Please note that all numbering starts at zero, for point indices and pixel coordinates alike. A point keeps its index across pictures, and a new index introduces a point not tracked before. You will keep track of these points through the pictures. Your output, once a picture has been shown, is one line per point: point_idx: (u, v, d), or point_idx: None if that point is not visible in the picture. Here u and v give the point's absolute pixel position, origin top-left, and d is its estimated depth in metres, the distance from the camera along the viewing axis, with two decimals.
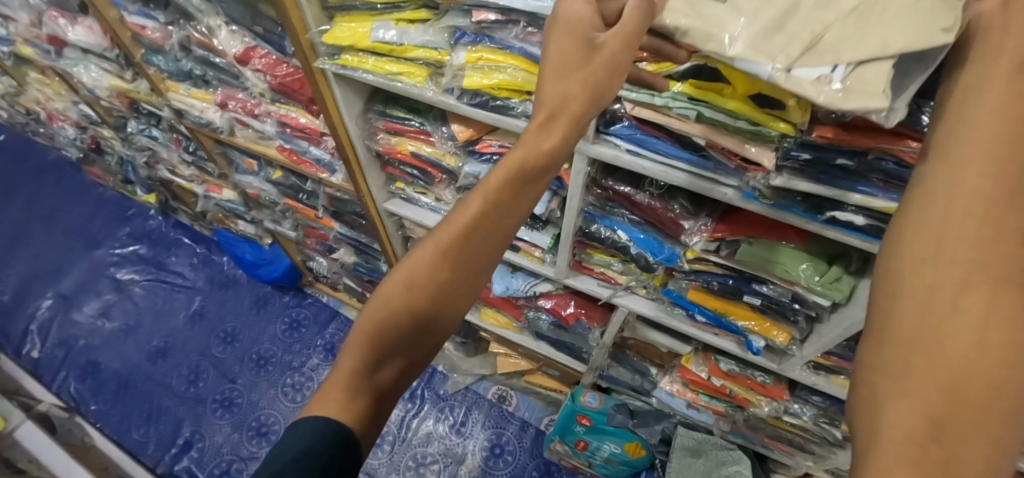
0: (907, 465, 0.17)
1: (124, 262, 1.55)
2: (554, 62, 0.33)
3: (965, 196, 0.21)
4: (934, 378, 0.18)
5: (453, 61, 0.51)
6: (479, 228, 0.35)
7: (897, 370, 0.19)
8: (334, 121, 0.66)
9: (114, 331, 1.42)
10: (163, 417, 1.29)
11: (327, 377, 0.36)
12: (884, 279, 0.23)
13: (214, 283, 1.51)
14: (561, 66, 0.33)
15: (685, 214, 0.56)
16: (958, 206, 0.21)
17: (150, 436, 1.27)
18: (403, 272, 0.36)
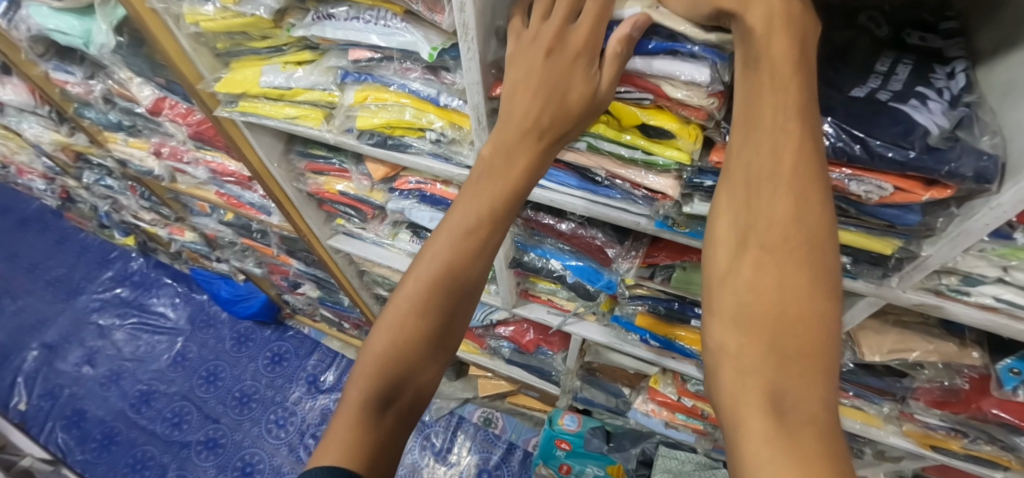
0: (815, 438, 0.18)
1: (107, 308, 1.55)
2: (562, 92, 0.32)
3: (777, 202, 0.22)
4: (789, 361, 0.19)
5: (343, 101, 0.48)
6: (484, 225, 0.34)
7: (775, 374, 0.19)
8: (256, 167, 0.63)
9: (99, 379, 1.42)
10: (148, 464, 1.28)
11: (336, 412, 0.31)
12: (747, 295, 0.21)
13: (196, 322, 1.51)
14: (565, 97, 0.33)
15: (610, 242, 0.53)
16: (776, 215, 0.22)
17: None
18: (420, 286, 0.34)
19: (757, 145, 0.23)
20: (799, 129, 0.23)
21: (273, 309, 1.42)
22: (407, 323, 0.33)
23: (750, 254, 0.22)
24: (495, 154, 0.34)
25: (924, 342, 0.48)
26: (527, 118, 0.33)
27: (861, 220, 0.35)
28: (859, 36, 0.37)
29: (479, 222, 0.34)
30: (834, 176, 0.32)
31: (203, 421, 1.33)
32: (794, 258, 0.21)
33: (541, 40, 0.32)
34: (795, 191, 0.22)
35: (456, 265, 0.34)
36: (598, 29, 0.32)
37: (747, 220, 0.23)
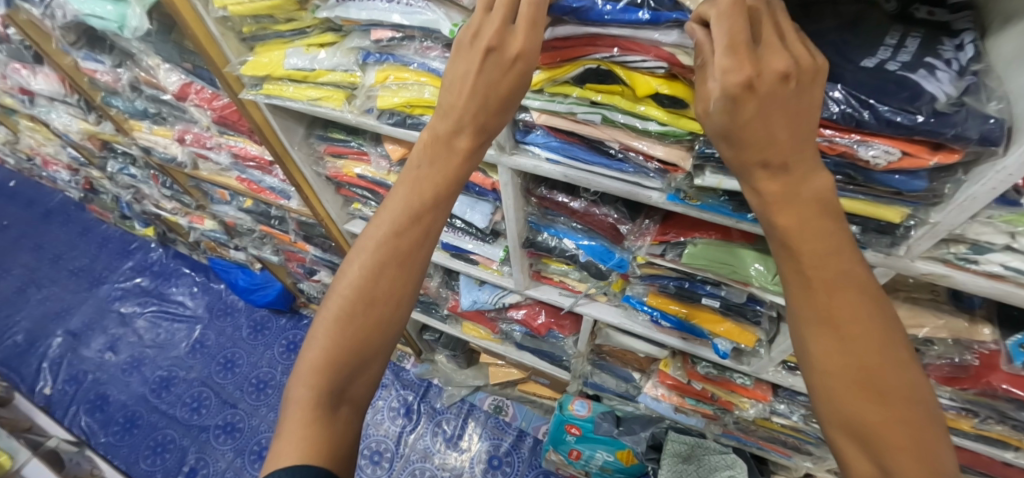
0: (916, 452, 0.25)
1: (128, 296, 1.60)
2: (497, 94, 0.34)
3: (816, 272, 0.28)
4: (881, 398, 0.26)
5: (364, 81, 0.50)
6: (419, 214, 0.37)
7: (878, 414, 0.26)
8: (277, 150, 0.65)
9: (122, 365, 1.46)
10: (170, 447, 1.31)
11: (283, 416, 0.34)
12: (822, 353, 0.27)
13: (214, 310, 1.55)
14: (501, 100, 0.34)
15: (622, 220, 0.54)
16: (821, 281, 0.28)
17: (156, 467, 1.29)
18: (367, 285, 0.36)
19: (780, 213, 0.28)
20: (812, 203, 0.28)
21: (287, 298, 1.45)
22: (355, 314, 0.36)
23: (818, 317, 0.28)
24: (434, 143, 0.36)
25: (933, 317, 0.48)
26: (465, 114, 0.35)
27: (870, 187, 0.36)
28: (868, 11, 0.38)
29: (422, 207, 0.36)
30: (843, 141, 0.33)
31: (221, 406, 1.37)
32: (852, 312, 0.27)
33: (482, 40, 0.32)
34: (832, 255, 0.27)
35: (403, 251, 0.36)
36: (534, 32, 0.32)
37: (804, 286, 0.28)
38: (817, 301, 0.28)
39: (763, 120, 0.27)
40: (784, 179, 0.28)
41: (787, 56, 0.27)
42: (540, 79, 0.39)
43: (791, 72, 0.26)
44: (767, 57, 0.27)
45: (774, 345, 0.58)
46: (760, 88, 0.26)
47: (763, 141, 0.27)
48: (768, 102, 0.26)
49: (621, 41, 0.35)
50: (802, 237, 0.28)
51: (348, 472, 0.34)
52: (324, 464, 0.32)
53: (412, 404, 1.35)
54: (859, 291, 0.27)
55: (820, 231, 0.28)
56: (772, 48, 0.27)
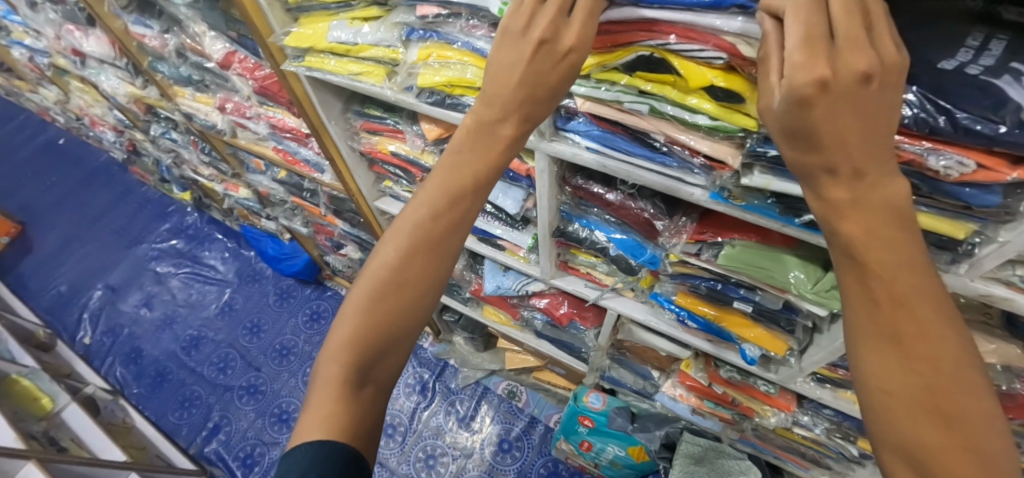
0: None
1: (164, 257, 1.65)
2: (547, 84, 0.33)
3: (880, 287, 0.26)
4: (947, 423, 0.24)
5: (406, 58, 0.49)
6: (455, 199, 0.36)
7: (941, 442, 0.24)
8: (313, 122, 0.66)
9: (156, 322, 1.53)
10: (197, 402, 1.38)
11: (310, 390, 0.34)
12: (880, 372, 0.26)
13: (242, 276, 1.60)
14: (551, 90, 0.33)
15: (658, 215, 0.53)
16: (888, 295, 0.26)
17: (184, 421, 1.35)
18: (399, 267, 0.36)
19: (851, 221, 0.26)
20: (888, 217, 0.26)
21: (314, 270, 1.49)
22: (386, 295, 0.36)
23: (880, 335, 0.26)
24: (476, 128, 0.36)
25: (984, 341, 0.46)
26: (510, 101, 0.34)
27: (935, 199, 0.34)
28: (949, 8, 0.35)
29: (461, 191, 0.36)
30: (911, 149, 0.31)
31: (247, 368, 1.42)
32: (920, 328, 0.25)
33: (535, 29, 0.32)
34: (904, 269, 0.26)
35: (437, 236, 0.36)
36: (591, 22, 0.32)
37: (869, 300, 0.27)
38: (881, 317, 0.26)
39: (835, 126, 0.24)
40: (856, 187, 0.26)
41: (871, 54, 0.24)
42: (587, 65, 0.38)
43: (874, 73, 0.24)
44: (849, 55, 0.24)
45: (805, 356, 0.56)
46: (833, 90, 0.24)
47: (837, 143, 0.25)
48: (841, 105, 0.24)
49: (677, 27, 0.33)
50: (871, 250, 0.26)
51: (372, 450, 0.35)
52: (348, 440, 0.33)
53: (427, 382, 1.37)
54: (929, 307, 0.25)
55: (894, 243, 0.26)
56: (856, 43, 0.24)
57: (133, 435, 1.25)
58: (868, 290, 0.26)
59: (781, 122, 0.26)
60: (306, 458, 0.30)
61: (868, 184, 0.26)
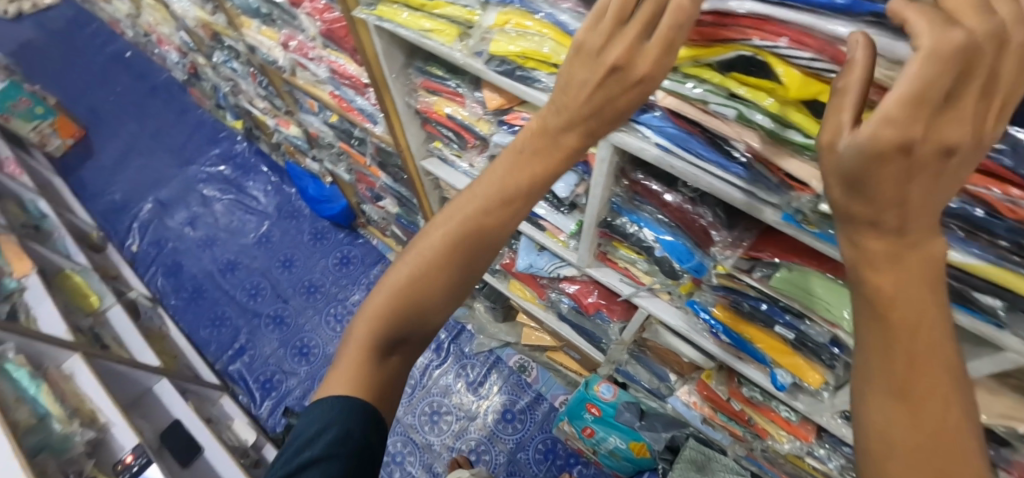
0: None
1: (211, 179, 1.71)
2: (615, 108, 0.32)
3: (904, 340, 0.25)
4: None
5: (482, 22, 0.48)
6: (506, 199, 0.37)
7: None
8: (375, 72, 0.65)
9: (196, 243, 1.60)
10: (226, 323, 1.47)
11: (341, 346, 0.38)
12: (886, 425, 0.25)
13: (281, 209, 1.64)
14: (615, 115, 0.33)
15: (716, 225, 0.50)
16: (907, 353, 0.25)
17: (214, 338, 1.45)
18: (444, 251, 0.38)
19: (878, 271, 0.24)
20: (919, 270, 0.24)
21: (349, 216, 1.52)
22: (427, 274, 0.38)
23: (891, 390, 0.25)
24: (541, 136, 0.36)
25: None
26: (573, 117, 0.34)
27: None
28: None
29: (513, 192, 0.37)
30: None
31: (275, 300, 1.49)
32: (931, 388, 0.25)
33: (609, 53, 0.30)
34: (930, 330, 0.24)
35: (485, 229, 0.38)
36: (668, 55, 0.29)
37: (885, 354, 0.25)
38: (896, 374, 0.25)
39: (902, 188, 0.22)
40: (896, 242, 0.24)
41: (969, 129, 0.21)
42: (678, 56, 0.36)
43: (959, 149, 0.21)
44: (946, 127, 0.20)
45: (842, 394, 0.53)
46: (914, 157, 0.21)
47: (883, 195, 0.22)
48: (916, 170, 0.21)
49: (791, 30, 0.30)
50: (899, 302, 0.24)
51: (392, 410, 0.38)
52: (369, 402, 0.36)
53: (443, 342, 1.41)
54: (944, 369, 0.25)
55: (927, 302, 0.24)
56: (960, 114, 0.20)
57: (167, 342, 1.34)
58: (876, 339, 0.25)
59: (840, 168, 0.22)
60: (333, 418, 0.34)
61: (898, 237, 0.24)
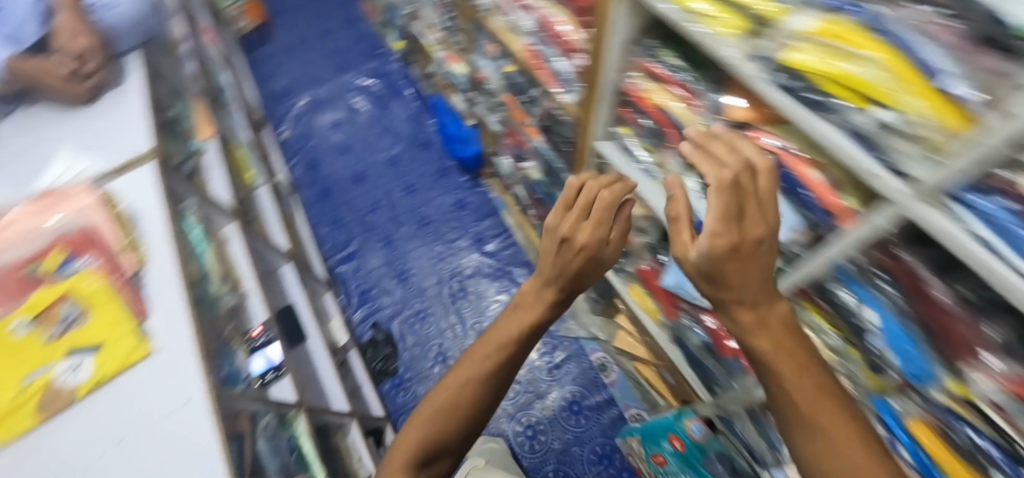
0: None
1: (374, 100, 1.99)
2: (569, 275, 0.59)
3: (806, 381, 0.40)
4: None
5: (789, 24, 0.48)
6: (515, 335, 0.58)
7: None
8: (601, 41, 0.61)
9: (338, 150, 1.87)
10: (349, 231, 1.71)
11: (400, 440, 0.53)
12: (809, 440, 0.38)
13: (411, 139, 1.87)
14: (574, 277, 0.59)
15: (993, 345, 0.46)
16: (808, 384, 0.39)
17: (332, 236, 1.71)
18: (477, 371, 0.55)
19: (756, 335, 0.42)
20: (781, 330, 0.42)
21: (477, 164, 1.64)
22: (464, 389, 0.54)
23: (799, 412, 0.39)
24: (529, 296, 0.61)
25: None
26: (556, 275, 0.59)
27: None
28: None
29: (517, 336, 0.57)
30: None
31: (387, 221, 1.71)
32: (823, 396, 0.39)
33: (562, 237, 0.58)
34: (804, 371, 0.40)
35: (500, 346, 0.57)
36: (598, 226, 0.58)
37: (774, 392, 0.41)
38: (795, 401, 0.39)
39: (731, 267, 0.42)
40: (756, 313, 0.42)
41: (766, 226, 0.42)
42: None
43: (762, 240, 0.42)
44: (749, 226, 0.42)
45: None
46: (738, 246, 0.41)
47: (731, 291, 0.43)
48: (738, 255, 0.41)
49: None
50: (777, 356, 0.41)
51: None
52: None
53: None
54: (824, 393, 0.39)
55: (798, 361, 0.41)
56: (753, 219, 0.42)
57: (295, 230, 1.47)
58: (781, 402, 0.40)
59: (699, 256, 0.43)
60: None
61: (765, 321, 0.42)
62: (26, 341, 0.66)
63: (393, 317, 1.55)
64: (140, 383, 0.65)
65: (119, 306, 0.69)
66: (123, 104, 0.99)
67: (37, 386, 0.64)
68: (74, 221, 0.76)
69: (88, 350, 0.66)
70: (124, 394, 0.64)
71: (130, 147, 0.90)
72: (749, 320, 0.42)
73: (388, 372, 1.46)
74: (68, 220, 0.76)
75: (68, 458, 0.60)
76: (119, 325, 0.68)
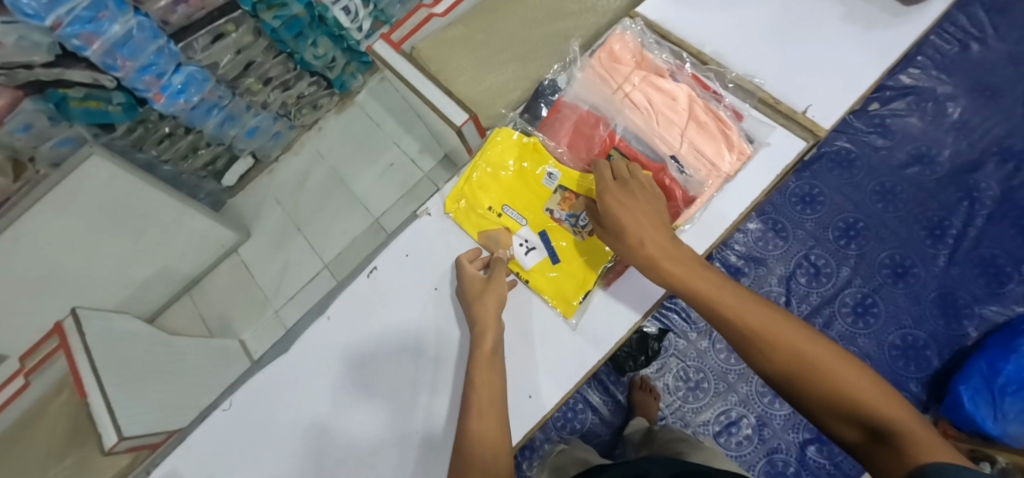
0: (874, 386, 0.53)
1: (997, 194, 1.28)
2: (489, 314, 0.76)
3: (776, 329, 0.58)
4: (846, 374, 0.54)
5: None
6: (491, 355, 0.73)
7: (852, 383, 0.53)
8: None
9: (880, 183, 1.34)
10: (764, 256, 1.35)
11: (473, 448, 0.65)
12: (794, 366, 0.56)
13: (949, 283, 1.24)
14: (490, 304, 0.77)
15: None
16: (778, 331, 0.58)
17: (750, 235, 1.37)
18: (484, 392, 0.70)
19: (713, 304, 0.62)
20: (717, 282, 0.64)
21: (959, 421, 1.09)
22: (488, 421, 0.67)
23: (777, 349, 0.57)
24: (490, 329, 0.75)
25: None
26: (490, 325, 0.76)
27: None
28: None
29: (489, 360, 0.73)
30: None
31: (801, 305, 1.29)
32: (792, 335, 0.58)
33: (473, 281, 0.80)
34: (759, 308, 0.61)
35: (489, 357, 0.73)
36: (467, 270, 0.81)
37: (749, 341, 0.59)
38: (775, 341, 0.58)
39: (633, 214, 0.70)
40: (665, 253, 0.67)
41: (633, 182, 0.74)
42: None
43: (642, 190, 0.73)
44: (629, 185, 0.74)
45: None
46: (637, 192, 0.73)
47: (625, 237, 0.70)
48: (632, 206, 0.71)
49: None
50: (744, 312, 0.60)
51: None
52: None
53: None
54: (777, 326, 0.59)
55: (750, 306, 0.61)
56: (628, 182, 0.74)
57: None
58: (779, 362, 0.57)
59: (622, 219, 0.70)
60: None
61: (629, 236, 0.69)
62: (543, 199, 0.85)
63: (678, 358, 1.37)
64: (539, 330, 0.80)
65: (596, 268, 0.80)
66: (887, 39, 0.81)
67: (508, 221, 0.85)
68: (693, 177, 0.78)
69: (546, 249, 0.83)
70: (524, 314, 0.81)
71: (822, 101, 0.79)
72: (664, 261, 0.66)
73: (616, 365, 1.40)
74: (682, 155, 0.80)
75: (431, 270, 0.86)
76: (578, 285, 0.80)
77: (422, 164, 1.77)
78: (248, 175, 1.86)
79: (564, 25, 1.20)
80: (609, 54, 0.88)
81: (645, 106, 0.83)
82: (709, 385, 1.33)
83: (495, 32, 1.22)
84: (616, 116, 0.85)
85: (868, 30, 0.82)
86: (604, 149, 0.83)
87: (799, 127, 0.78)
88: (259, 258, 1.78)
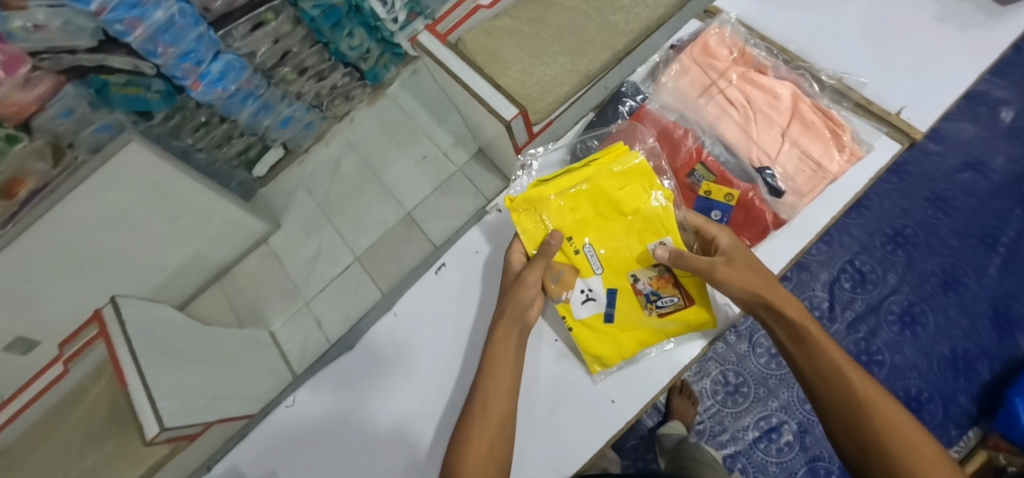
0: (938, 469, 0.60)
1: None
2: (520, 287, 0.89)
3: (858, 390, 0.67)
4: (910, 448, 0.61)
5: None
6: (511, 325, 0.86)
7: (913, 455, 0.61)
8: None
9: (931, 189, 1.31)
10: (807, 261, 1.32)
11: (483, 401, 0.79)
12: (860, 423, 0.65)
13: (1001, 295, 1.22)
14: (520, 281, 0.90)
15: None
16: (859, 392, 0.67)
17: None
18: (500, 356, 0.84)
19: (808, 348, 0.73)
20: (819, 334, 0.73)
21: (1009, 432, 1.09)
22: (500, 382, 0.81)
23: (852, 403, 0.67)
24: (517, 302, 0.88)
25: None
26: (519, 298, 0.88)
27: None
28: None
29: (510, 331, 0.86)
30: None
31: (845, 312, 1.26)
32: (877, 401, 0.66)
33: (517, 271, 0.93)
34: (853, 368, 0.69)
35: (511, 328, 0.86)
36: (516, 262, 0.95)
37: (828, 387, 0.69)
38: (852, 396, 0.67)
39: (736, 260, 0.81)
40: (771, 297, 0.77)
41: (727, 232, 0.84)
42: None
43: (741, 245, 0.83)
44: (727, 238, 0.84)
45: None
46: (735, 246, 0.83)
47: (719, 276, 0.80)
48: (737, 257, 0.81)
49: None
50: (836, 367, 0.69)
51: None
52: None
53: None
54: (865, 390, 0.67)
55: (845, 365, 0.70)
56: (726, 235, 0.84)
57: None
58: (849, 415, 0.66)
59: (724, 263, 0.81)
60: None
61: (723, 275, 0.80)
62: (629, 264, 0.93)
63: (717, 361, 1.35)
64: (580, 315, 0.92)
65: (644, 341, 0.91)
66: (971, 39, 1.02)
67: (581, 265, 0.93)
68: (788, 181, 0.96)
69: (604, 303, 0.93)
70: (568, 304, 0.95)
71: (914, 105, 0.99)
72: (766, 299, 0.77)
73: None
74: (789, 164, 0.98)
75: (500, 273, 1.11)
76: (619, 350, 0.91)
77: (455, 157, 1.74)
78: (279, 165, 1.85)
79: (616, 19, 1.17)
80: (706, 50, 1.10)
81: (745, 110, 1.04)
82: (749, 391, 1.32)
83: (544, 24, 1.19)
84: (713, 129, 1.05)
85: (959, 28, 1.03)
86: (689, 164, 0.99)
87: (896, 130, 0.97)
88: (289, 248, 1.78)
